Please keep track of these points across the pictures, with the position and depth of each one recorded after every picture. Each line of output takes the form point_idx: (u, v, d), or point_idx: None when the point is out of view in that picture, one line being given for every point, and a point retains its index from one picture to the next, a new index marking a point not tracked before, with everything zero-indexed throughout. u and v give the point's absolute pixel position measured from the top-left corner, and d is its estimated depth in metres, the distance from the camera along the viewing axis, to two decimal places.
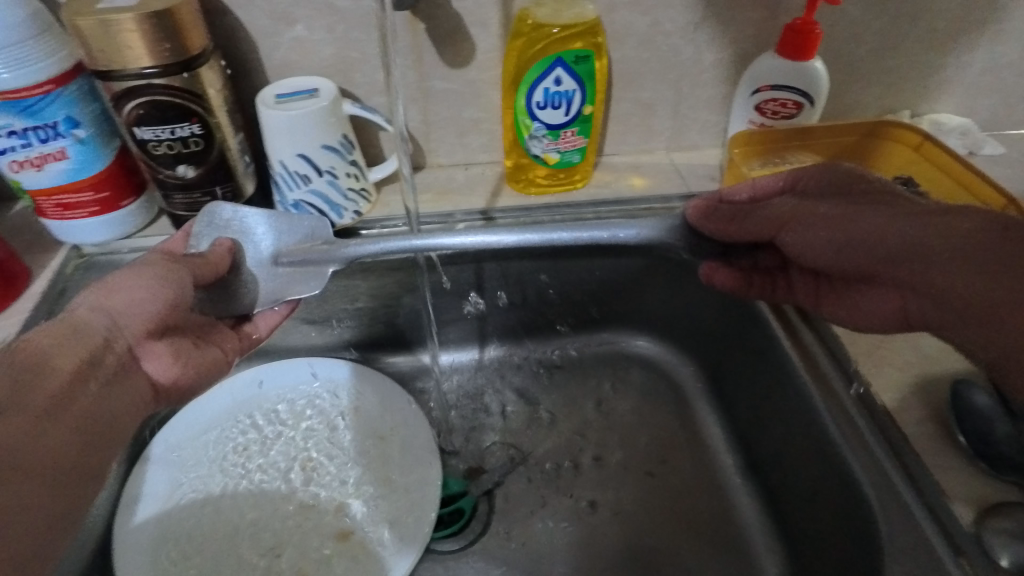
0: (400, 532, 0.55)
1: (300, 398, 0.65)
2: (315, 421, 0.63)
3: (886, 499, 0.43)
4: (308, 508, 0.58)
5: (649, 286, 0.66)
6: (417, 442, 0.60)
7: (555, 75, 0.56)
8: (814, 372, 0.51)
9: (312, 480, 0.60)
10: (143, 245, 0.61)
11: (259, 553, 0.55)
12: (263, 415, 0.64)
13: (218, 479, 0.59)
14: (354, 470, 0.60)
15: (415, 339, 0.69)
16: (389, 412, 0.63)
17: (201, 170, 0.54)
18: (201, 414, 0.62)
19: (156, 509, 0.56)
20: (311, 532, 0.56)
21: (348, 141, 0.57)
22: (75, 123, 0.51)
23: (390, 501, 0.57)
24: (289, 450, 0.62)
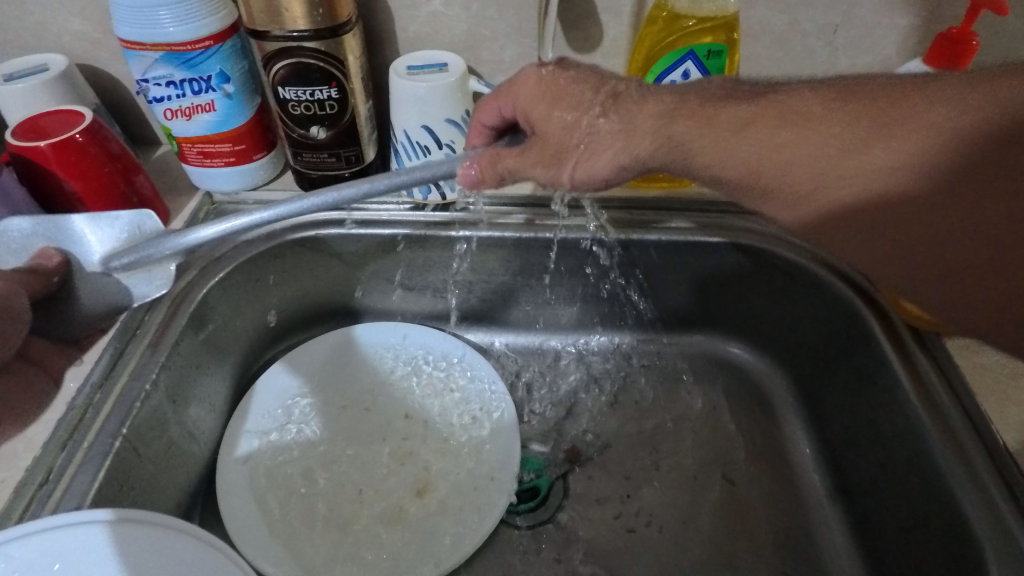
0: (481, 502, 0.57)
1: (392, 359, 0.67)
2: (404, 383, 0.66)
3: (999, 543, 0.41)
4: (394, 465, 0.61)
5: (749, 291, 0.65)
6: (502, 419, 0.62)
7: (684, 68, 0.55)
8: (929, 400, 0.48)
9: (399, 439, 0.63)
10: (268, 198, 0.64)
11: (347, 501, 0.58)
12: (357, 370, 0.66)
13: (313, 424, 0.63)
14: (439, 436, 0.62)
15: (504, 317, 0.70)
16: (475, 386, 0.65)
17: (331, 132, 0.57)
18: (301, 359, 0.65)
19: (257, 445, 0.60)
20: (398, 491, 0.59)
21: (470, 116, 0.58)
22: (225, 79, 0.55)
23: (472, 471, 0.59)
24: (379, 407, 0.65)
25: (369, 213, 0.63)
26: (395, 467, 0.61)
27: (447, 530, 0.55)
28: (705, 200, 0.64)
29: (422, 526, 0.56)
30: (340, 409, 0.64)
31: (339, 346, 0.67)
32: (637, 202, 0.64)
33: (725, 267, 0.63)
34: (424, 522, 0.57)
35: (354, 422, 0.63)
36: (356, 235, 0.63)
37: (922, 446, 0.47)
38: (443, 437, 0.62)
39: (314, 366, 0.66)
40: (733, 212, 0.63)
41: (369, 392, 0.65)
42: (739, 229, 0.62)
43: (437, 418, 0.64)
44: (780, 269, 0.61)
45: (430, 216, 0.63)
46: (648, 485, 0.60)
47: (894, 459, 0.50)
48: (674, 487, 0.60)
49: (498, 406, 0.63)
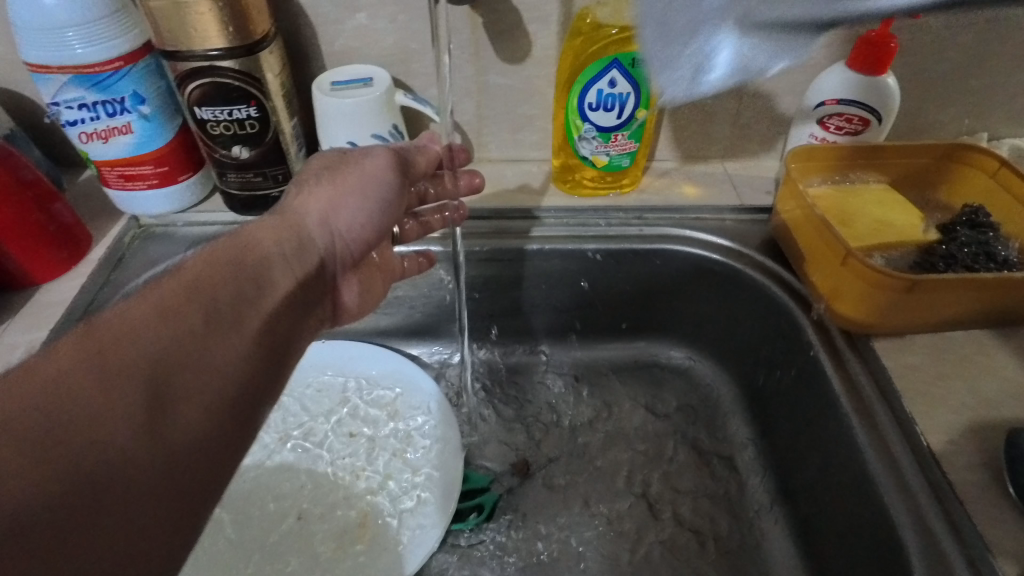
0: (421, 521, 0.56)
1: (335, 378, 0.66)
2: (347, 404, 0.64)
3: (925, 546, 0.41)
4: (333, 488, 0.59)
5: (691, 297, 0.64)
6: (446, 437, 0.61)
7: (612, 76, 0.55)
8: (859, 404, 0.48)
9: (340, 462, 0.61)
10: (198, 220, 0.63)
11: (283, 527, 0.56)
12: (297, 392, 0.65)
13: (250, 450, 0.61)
14: (382, 455, 0.61)
15: (450, 331, 0.69)
16: (419, 404, 0.64)
17: (255, 151, 0.56)
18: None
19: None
20: (339, 514, 0.57)
21: (398, 131, 0.57)
22: (141, 100, 0.53)
23: (414, 490, 0.58)
24: (319, 429, 0.63)
25: None
26: (335, 490, 0.59)
27: (386, 552, 0.54)
28: (645, 207, 0.64)
29: (360, 548, 0.55)
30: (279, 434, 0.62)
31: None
32: (577, 211, 0.63)
33: (667, 273, 0.63)
34: (362, 544, 0.55)
35: (293, 445, 0.62)
36: None
37: (855, 450, 0.47)
38: (386, 457, 0.61)
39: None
40: (671, 218, 0.63)
41: (309, 415, 0.64)
42: (678, 236, 0.62)
43: (380, 438, 0.62)
44: (719, 275, 0.61)
45: None
46: (594, 498, 0.59)
47: (829, 464, 0.50)
48: (620, 499, 0.59)
49: (441, 422, 0.62)
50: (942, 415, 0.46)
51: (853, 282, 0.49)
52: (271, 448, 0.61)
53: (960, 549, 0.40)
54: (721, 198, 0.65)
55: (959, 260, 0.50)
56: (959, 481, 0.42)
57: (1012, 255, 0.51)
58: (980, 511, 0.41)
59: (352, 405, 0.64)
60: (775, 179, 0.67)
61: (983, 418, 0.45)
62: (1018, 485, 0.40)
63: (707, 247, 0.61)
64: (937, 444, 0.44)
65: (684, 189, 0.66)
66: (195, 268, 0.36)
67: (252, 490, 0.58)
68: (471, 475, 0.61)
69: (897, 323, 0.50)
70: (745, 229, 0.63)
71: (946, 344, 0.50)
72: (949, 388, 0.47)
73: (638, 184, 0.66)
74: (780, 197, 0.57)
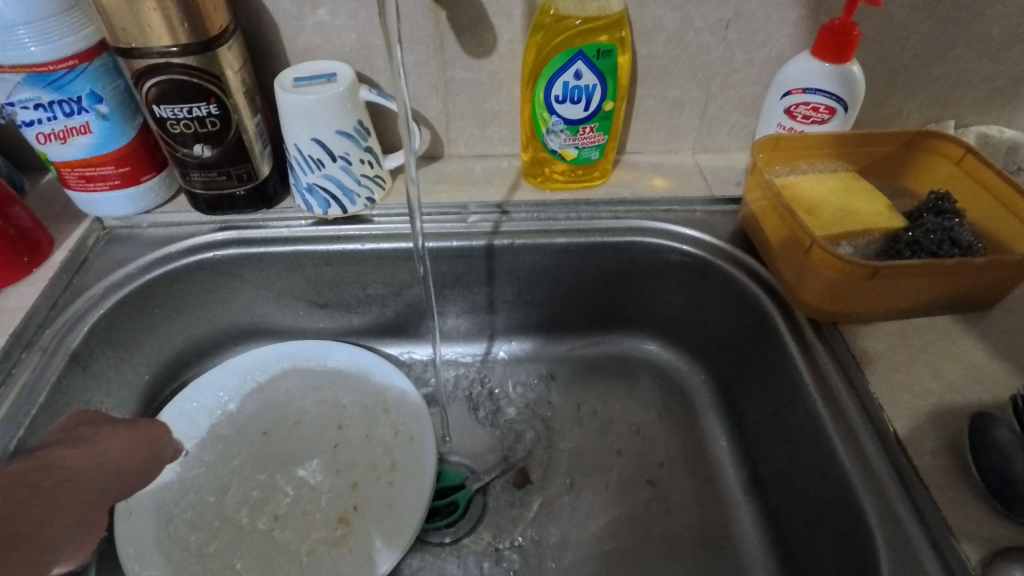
0: (394, 519, 0.55)
1: (306, 377, 0.65)
2: (319, 403, 0.64)
3: (889, 531, 0.41)
4: (305, 488, 0.58)
5: (662, 289, 0.64)
6: (419, 435, 0.61)
7: (576, 69, 0.55)
8: (826, 392, 0.49)
9: (312, 461, 0.60)
10: (163, 221, 0.62)
11: (255, 529, 0.56)
12: (269, 393, 0.64)
13: (221, 451, 0.60)
14: (355, 452, 0.60)
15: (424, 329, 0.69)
16: (393, 402, 0.63)
17: (217, 150, 0.55)
18: (210, 385, 0.63)
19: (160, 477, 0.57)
20: (313, 513, 0.57)
21: (363, 127, 0.56)
22: (98, 99, 0.52)
23: (387, 488, 0.58)
24: (291, 429, 0.62)
25: (270, 231, 0.61)
26: (307, 491, 0.58)
27: (359, 552, 0.54)
28: (614, 200, 0.64)
29: (333, 549, 0.54)
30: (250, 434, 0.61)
31: (251, 369, 0.65)
32: (547, 206, 0.63)
33: (637, 266, 0.63)
34: (335, 545, 0.54)
35: (265, 446, 0.61)
36: (256, 254, 0.61)
37: (823, 438, 0.47)
38: (359, 456, 0.60)
39: (224, 392, 0.63)
40: (641, 211, 0.63)
41: (282, 415, 0.63)
42: (648, 229, 0.62)
43: (353, 437, 0.62)
44: (689, 267, 0.61)
45: (334, 231, 0.62)
46: (568, 493, 0.59)
47: (799, 452, 0.50)
48: (595, 493, 0.59)
49: (415, 420, 0.62)
50: (907, 400, 0.46)
51: (815, 271, 0.49)
52: (243, 449, 0.60)
53: (924, 533, 0.40)
54: (691, 190, 0.65)
55: (924, 246, 0.50)
56: (922, 465, 0.43)
57: (975, 241, 0.51)
58: (943, 495, 0.41)
59: (325, 405, 0.64)
60: (744, 170, 0.67)
61: (946, 403, 0.46)
62: (981, 468, 0.40)
63: (677, 239, 0.61)
64: (902, 430, 0.44)
65: (653, 182, 0.66)
66: (56, 455, 0.47)
67: (223, 492, 0.57)
68: (444, 474, 0.60)
69: (863, 310, 0.50)
70: (714, 221, 0.63)
71: (911, 330, 0.51)
72: (914, 374, 0.48)
73: (607, 178, 0.66)
74: (747, 188, 0.57)
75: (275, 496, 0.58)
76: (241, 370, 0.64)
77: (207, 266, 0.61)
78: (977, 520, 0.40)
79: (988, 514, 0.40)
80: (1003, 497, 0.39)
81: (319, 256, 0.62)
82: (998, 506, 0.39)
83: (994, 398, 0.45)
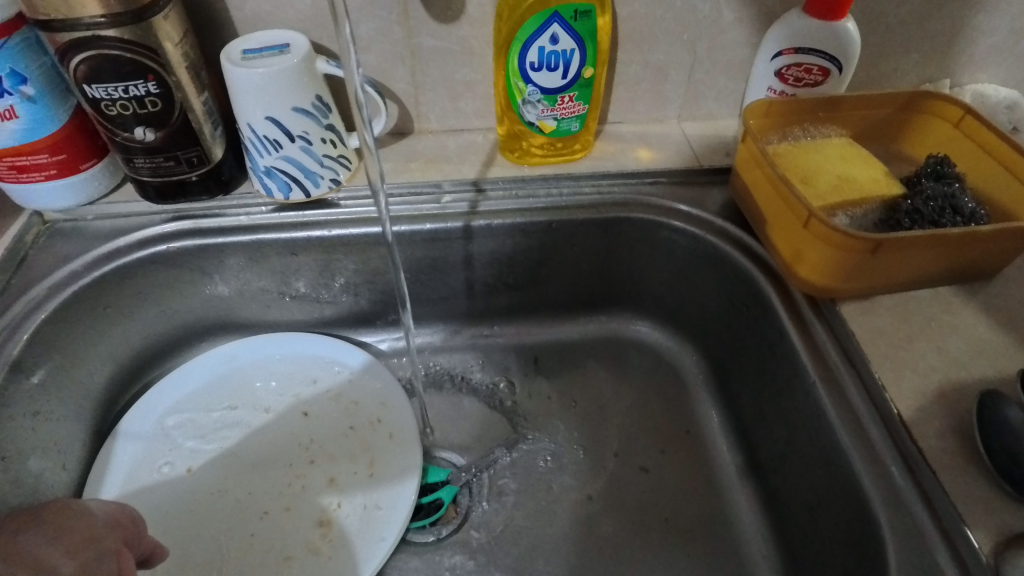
0: (377, 520, 0.52)
1: (279, 371, 0.61)
2: (295, 398, 0.60)
3: (896, 519, 0.39)
4: (283, 489, 0.55)
5: (650, 267, 0.61)
6: (403, 427, 0.57)
7: (552, 32, 0.50)
8: (825, 372, 0.46)
9: (289, 460, 0.57)
10: (110, 212, 0.57)
11: (228, 537, 0.52)
12: (241, 389, 0.60)
13: (190, 453, 0.56)
14: (334, 449, 0.57)
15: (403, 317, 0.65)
16: (374, 394, 0.60)
17: (162, 133, 0.50)
18: (177, 383, 0.59)
19: (127, 485, 0.54)
20: (294, 515, 0.54)
21: (323, 103, 0.52)
22: (22, 80, 0.47)
23: (369, 487, 0.54)
24: (265, 426, 0.59)
25: (227, 219, 0.57)
26: (285, 492, 0.55)
27: (340, 556, 0.51)
28: (597, 174, 0.60)
29: (313, 553, 0.51)
30: (222, 434, 0.58)
31: (221, 363, 0.61)
32: (526, 182, 0.59)
33: (626, 243, 0.60)
34: (315, 549, 0.51)
35: (237, 445, 0.57)
36: (214, 245, 0.57)
37: (824, 421, 0.45)
38: (340, 452, 0.57)
39: (193, 390, 0.59)
40: (625, 185, 0.60)
41: (256, 411, 0.59)
42: (635, 204, 0.59)
43: (332, 432, 0.58)
44: (678, 243, 0.58)
45: (297, 217, 0.57)
46: (558, 483, 0.57)
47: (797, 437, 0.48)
48: (586, 483, 0.57)
49: (398, 412, 0.58)
50: (910, 379, 0.44)
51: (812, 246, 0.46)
52: (216, 450, 0.57)
53: (932, 520, 0.38)
54: (678, 160, 0.62)
55: (924, 215, 0.48)
56: (928, 448, 0.40)
57: (978, 207, 0.49)
58: (951, 479, 0.39)
59: (301, 399, 0.60)
60: (733, 138, 0.64)
61: (951, 380, 0.43)
62: (990, 450, 0.38)
63: (665, 213, 0.58)
64: (907, 411, 0.42)
65: (639, 153, 0.62)
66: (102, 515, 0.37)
67: (193, 498, 0.54)
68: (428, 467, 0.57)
69: (867, 283, 0.47)
70: (703, 194, 0.59)
71: (912, 304, 0.48)
72: (916, 351, 0.45)
73: (590, 150, 0.62)
74: (738, 158, 0.54)
75: (250, 499, 0.54)
76: (211, 365, 0.61)
77: (161, 259, 0.56)
78: (987, 506, 0.38)
79: (999, 498, 0.38)
80: (1014, 480, 0.37)
81: (284, 244, 0.57)
82: (1009, 490, 0.37)
83: (1001, 373, 0.43)
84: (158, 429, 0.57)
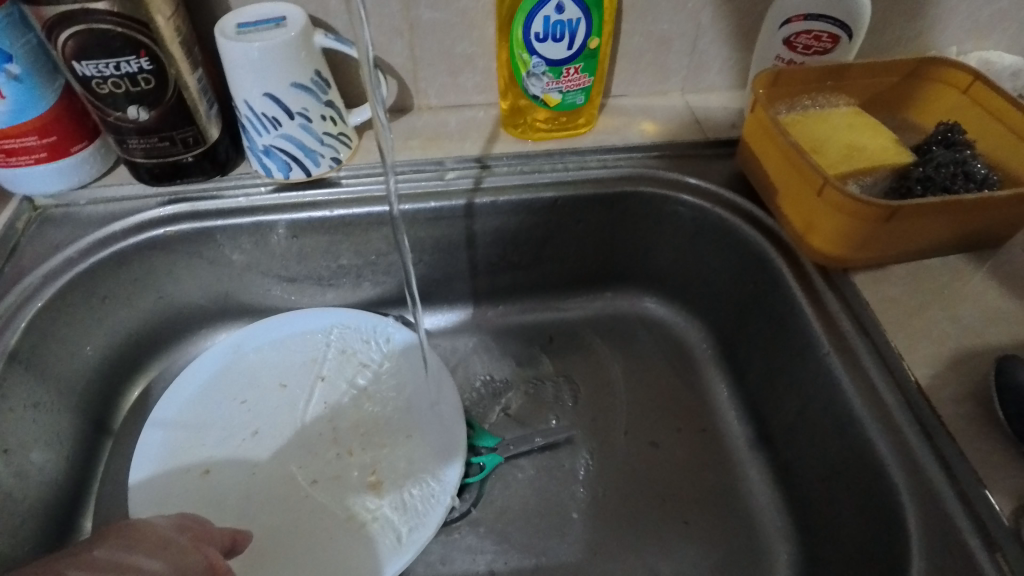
0: (418, 495, 0.51)
1: (304, 349, 0.60)
2: (319, 378, 0.58)
3: (916, 485, 0.39)
4: (318, 466, 0.53)
5: (658, 242, 0.61)
6: (437, 400, 0.56)
7: (558, 1, 0.49)
8: (839, 342, 0.46)
9: (322, 439, 0.55)
10: (103, 196, 0.55)
11: (264, 518, 0.50)
12: (263, 371, 0.58)
13: (218, 439, 0.54)
14: (371, 423, 0.56)
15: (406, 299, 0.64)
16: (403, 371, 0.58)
17: (155, 112, 0.48)
18: (198, 370, 0.58)
19: (161, 470, 0.52)
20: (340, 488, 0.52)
21: (322, 78, 0.50)
22: (7, 58, 0.45)
23: (408, 463, 0.53)
24: (293, 408, 0.57)
25: (225, 201, 0.55)
26: (321, 471, 0.53)
27: (385, 533, 0.49)
28: (602, 148, 0.59)
29: (355, 531, 0.49)
30: (247, 417, 0.56)
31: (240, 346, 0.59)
32: (530, 157, 0.58)
33: (655, 212, 0.58)
34: (357, 527, 0.50)
35: (264, 428, 0.55)
36: (212, 228, 0.55)
37: (838, 390, 0.45)
38: (374, 430, 0.55)
39: (214, 375, 0.58)
40: (631, 159, 0.59)
41: (281, 392, 0.57)
42: (643, 178, 0.58)
43: (362, 410, 0.56)
44: (685, 216, 0.58)
45: (297, 197, 0.56)
46: (570, 461, 0.57)
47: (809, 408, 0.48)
48: (598, 460, 0.57)
49: (431, 385, 0.57)
50: (925, 347, 0.44)
51: (828, 214, 0.45)
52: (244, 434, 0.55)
53: (952, 486, 0.38)
54: (682, 133, 0.61)
55: (936, 182, 0.47)
56: (945, 415, 0.40)
57: (989, 174, 0.48)
58: (969, 444, 0.39)
59: (327, 378, 0.58)
60: (738, 110, 0.63)
61: (966, 347, 0.43)
62: (1009, 415, 0.38)
63: (673, 187, 0.57)
64: (923, 379, 0.42)
65: (643, 126, 0.61)
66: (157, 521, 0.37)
67: (224, 482, 0.52)
68: (476, 435, 0.57)
69: (890, 249, 0.47)
70: (709, 166, 0.59)
71: (925, 272, 0.48)
72: (930, 318, 0.45)
73: (594, 124, 0.61)
74: (747, 129, 0.53)
75: (284, 479, 0.52)
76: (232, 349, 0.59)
77: (157, 244, 0.55)
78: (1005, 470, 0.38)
79: (1018, 462, 0.38)
80: None
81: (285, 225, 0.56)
82: None
83: (1015, 339, 0.43)
84: (182, 416, 0.55)
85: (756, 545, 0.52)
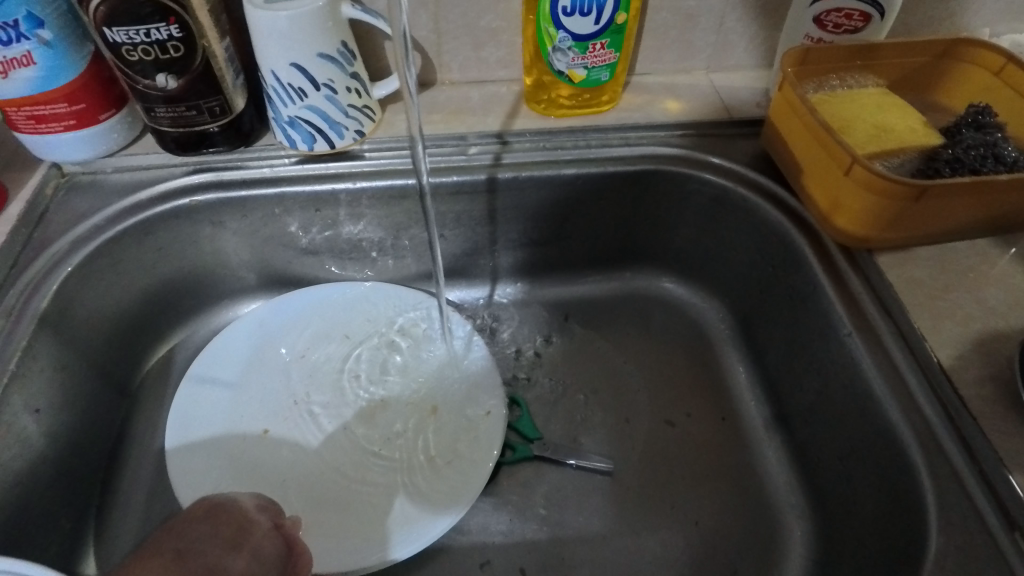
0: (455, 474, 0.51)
1: (338, 321, 0.60)
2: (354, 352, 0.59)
3: (936, 464, 0.39)
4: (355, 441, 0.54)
5: (680, 222, 0.61)
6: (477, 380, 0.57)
7: None
8: (861, 321, 0.46)
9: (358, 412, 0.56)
10: (129, 164, 0.56)
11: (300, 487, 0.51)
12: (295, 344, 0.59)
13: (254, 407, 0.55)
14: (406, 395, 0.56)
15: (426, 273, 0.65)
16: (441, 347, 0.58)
17: (183, 80, 0.48)
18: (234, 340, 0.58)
19: (202, 435, 0.53)
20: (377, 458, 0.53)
21: (348, 49, 0.50)
22: (38, 23, 0.45)
23: (446, 435, 0.53)
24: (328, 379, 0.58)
25: (249, 171, 0.56)
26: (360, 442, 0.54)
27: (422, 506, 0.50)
28: (625, 126, 0.59)
29: (394, 502, 0.50)
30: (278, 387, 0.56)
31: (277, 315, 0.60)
32: (553, 133, 0.58)
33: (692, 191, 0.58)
34: (396, 498, 0.50)
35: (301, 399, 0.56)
36: (236, 198, 0.55)
37: (858, 370, 0.45)
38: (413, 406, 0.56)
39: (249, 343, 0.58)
40: (654, 137, 0.59)
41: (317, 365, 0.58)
42: (666, 156, 0.57)
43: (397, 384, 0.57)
44: (708, 196, 0.57)
45: (320, 169, 0.56)
46: (586, 436, 0.57)
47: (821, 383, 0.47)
48: (614, 436, 0.57)
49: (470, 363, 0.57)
50: (949, 329, 0.44)
51: (858, 194, 0.45)
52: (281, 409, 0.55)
53: (973, 466, 0.38)
54: (706, 112, 0.60)
55: (966, 163, 0.47)
56: (968, 396, 0.40)
57: (1020, 157, 0.48)
58: (991, 425, 0.39)
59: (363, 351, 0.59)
60: (762, 89, 0.62)
61: (991, 330, 0.43)
62: None
63: (696, 165, 0.57)
64: (946, 360, 0.42)
65: (666, 104, 0.61)
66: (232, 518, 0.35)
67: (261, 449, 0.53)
68: (520, 421, 0.57)
69: (924, 231, 0.46)
70: (731, 145, 0.58)
71: (951, 254, 0.48)
72: (955, 300, 0.45)
73: (617, 101, 0.60)
74: (774, 107, 0.53)
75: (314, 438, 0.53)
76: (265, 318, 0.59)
77: (182, 213, 0.55)
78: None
79: None
80: None
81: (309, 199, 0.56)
82: None
83: None
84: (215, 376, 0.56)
85: (770, 522, 0.52)
